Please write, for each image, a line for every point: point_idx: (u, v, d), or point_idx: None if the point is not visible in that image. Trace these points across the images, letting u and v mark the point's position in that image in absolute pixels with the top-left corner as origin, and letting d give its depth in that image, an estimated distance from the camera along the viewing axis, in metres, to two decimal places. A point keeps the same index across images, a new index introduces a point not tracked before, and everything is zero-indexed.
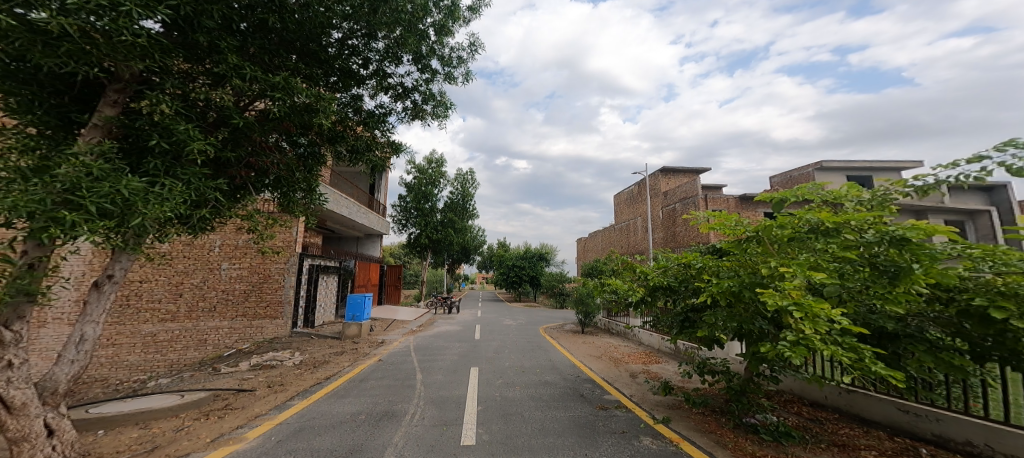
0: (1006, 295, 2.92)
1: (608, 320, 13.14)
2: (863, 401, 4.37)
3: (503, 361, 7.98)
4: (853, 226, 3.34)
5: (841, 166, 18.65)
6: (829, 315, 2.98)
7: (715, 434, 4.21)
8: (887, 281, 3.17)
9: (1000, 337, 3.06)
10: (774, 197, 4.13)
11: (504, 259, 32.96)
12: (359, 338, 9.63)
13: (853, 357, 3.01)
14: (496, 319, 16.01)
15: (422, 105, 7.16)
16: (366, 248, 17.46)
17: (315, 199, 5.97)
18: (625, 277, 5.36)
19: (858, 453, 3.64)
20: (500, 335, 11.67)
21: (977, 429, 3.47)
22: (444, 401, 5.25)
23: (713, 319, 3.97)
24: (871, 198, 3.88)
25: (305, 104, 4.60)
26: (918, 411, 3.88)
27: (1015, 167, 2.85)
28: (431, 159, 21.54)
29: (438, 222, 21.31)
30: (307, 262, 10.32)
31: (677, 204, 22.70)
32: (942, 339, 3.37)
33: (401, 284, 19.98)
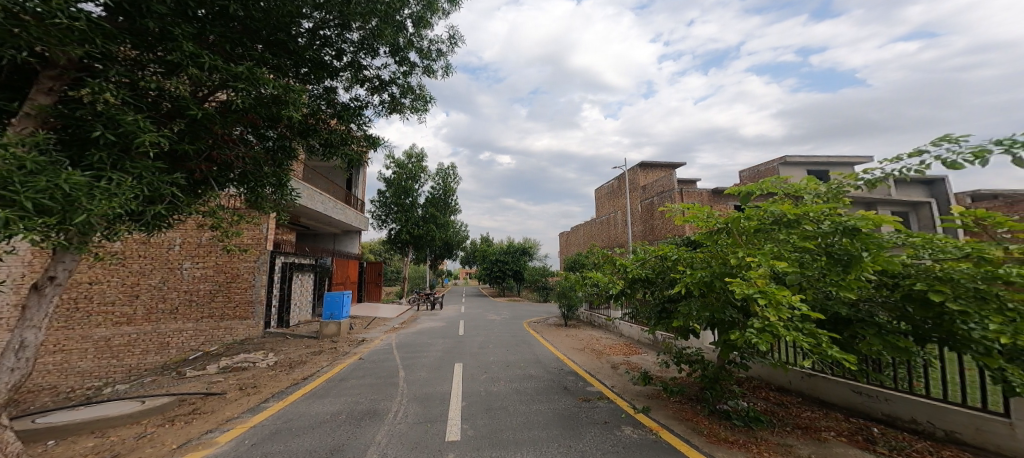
0: (944, 280, 3.17)
1: (590, 313, 13.39)
2: (823, 384, 4.66)
3: (487, 356, 7.99)
4: (811, 218, 3.55)
5: (802, 161, 19.73)
6: (790, 302, 3.14)
7: (691, 422, 4.37)
8: (840, 270, 3.36)
9: (939, 320, 3.30)
10: (741, 190, 4.29)
11: (488, 255, 32.96)
12: (338, 337, 9.44)
13: (812, 343, 3.20)
14: (480, 314, 16.00)
15: (399, 99, 7.03)
16: (343, 244, 17.16)
17: (289, 196, 5.77)
18: (606, 270, 5.45)
19: (819, 435, 3.86)
20: (484, 330, 11.69)
21: (920, 407, 3.75)
22: (427, 398, 5.23)
23: (687, 309, 4.12)
24: (827, 191, 4.12)
25: (272, 96, 4.44)
26: (870, 392, 4.17)
27: (948, 161, 3.08)
28: (411, 154, 21.19)
29: (420, 218, 20.97)
30: (280, 260, 10.03)
31: (655, 197, 23.21)
32: (889, 323, 3.62)
33: (381, 281, 19.68)
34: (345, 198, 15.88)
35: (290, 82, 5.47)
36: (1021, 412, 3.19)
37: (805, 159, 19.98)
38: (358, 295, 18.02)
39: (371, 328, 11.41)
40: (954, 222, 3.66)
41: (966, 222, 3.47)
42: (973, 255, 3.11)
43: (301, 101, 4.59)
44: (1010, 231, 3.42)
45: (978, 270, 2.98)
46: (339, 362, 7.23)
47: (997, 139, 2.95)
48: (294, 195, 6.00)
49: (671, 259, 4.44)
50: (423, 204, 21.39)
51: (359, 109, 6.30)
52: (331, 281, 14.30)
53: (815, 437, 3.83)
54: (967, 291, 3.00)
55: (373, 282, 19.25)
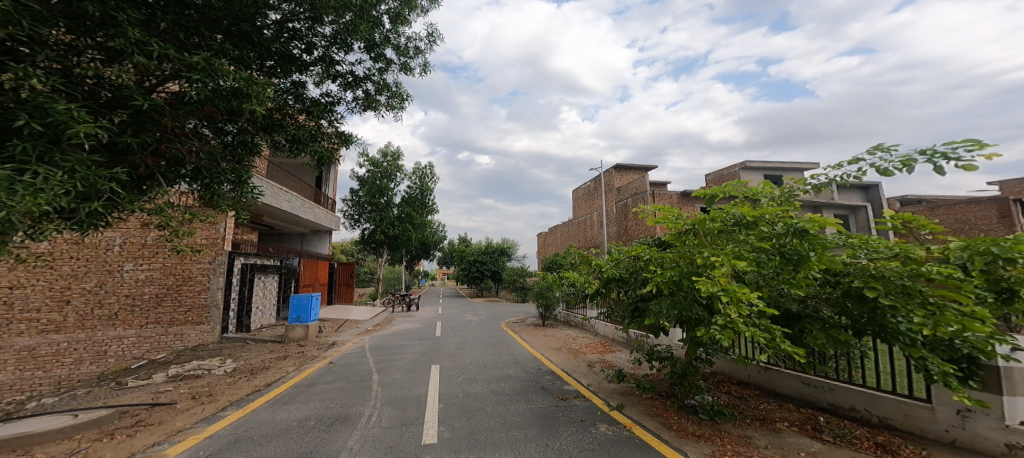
0: (877, 278, 3.43)
1: (567, 313, 13.56)
2: (777, 377, 4.95)
3: (464, 357, 7.92)
4: (767, 219, 3.79)
5: (760, 166, 20.92)
6: (749, 298, 3.33)
7: (661, 417, 4.52)
8: (791, 268, 3.60)
9: (872, 314, 3.57)
10: (707, 194, 4.49)
11: (465, 256, 32.71)
12: (305, 341, 9.06)
13: (767, 337, 3.40)
14: (458, 315, 15.84)
15: (374, 96, 6.86)
16: (312, 245, 16.52)
17: (251, 194, 5.48)
18: (582, 271, 5.52)
19: (775, 426, 4.09)
20: (461, 331, 11.59)
21: (858, 395, 4.06)
22: (402, 401, 5.11)
23: (658, 308, 4.26)
24: (780, 195, 4.40)
25: (232, 89, 4.18)
26: (817, 383, 4.47)
27: (881, 169, 3.35)
28: (386, 152, 20.67)
29: (395, 218, 20.47)
30: (239, 261, 9.57)
31: (629, 199, 23.91)
32: (832, 318, 3.88)
33: (354, 282, 18.88)
34: (313, 197, 15.30)
35: (255, 74, 5.22)
36: (941, 397, 3.50)
37: (765, 164, 21.21)
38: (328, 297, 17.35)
39: (341, 331, 11.04)
40: (886, 225, 4.01)
41: (896, 225, 3.79)
42: (901, 255, 3.41)
43: (264, 94, 4.39)
44: (931, 233, 3.76)
45: (905, 269, 3.26)
46: (306, 367, 6.96)
47: (922, 149, 3.23)
48: (256, 192, 5.69)
49: (642, 260, 4.58)
50: (398, 204, 20.88)
51: (330, 105, 6.11)
52: (298, 282, 13.70)
53: (771, 428, 4.06)
54: (896, 287, 3.27)
55: (344, 283, 18.56)
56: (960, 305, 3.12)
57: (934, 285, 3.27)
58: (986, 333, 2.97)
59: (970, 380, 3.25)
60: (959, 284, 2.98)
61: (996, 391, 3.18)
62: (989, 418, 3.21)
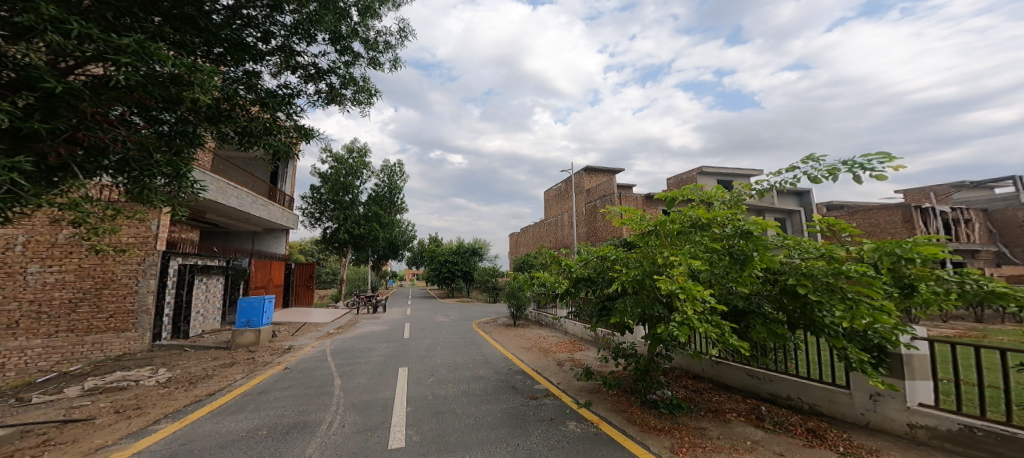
0: (807, 276, 3.69)
1: (538, 312, 13.67)
2: (726, 370, 5.26)
3: (434, 358, 7.79)
4: (719, 222, 3.97)
5: (716, 172, 22.21)
6: (703, 295, 3.52)
7: (627, 413, 4.67)
8: (738, 268, 3.83)
9: (802, 309, 3.88)
10: (668, 197, 4.69)
11: (435, 255, 32.19)
12: (256, 346, 8.52)
13: (718, 332, 3.60)
14: (427, 317, 15.53)
15: (339, 90, 6.59)
16: (267, 244, 15.58)
17: (192, 189, 5.05)
18: (553, 271, 5.56)
19: (725, 417, 4.33)
20: (430, 332, 11.38)
21: (792, 385, 4.40)
22: (367, 406, 4.94)
23: (623, 306, 4.38)
24: (730, 198, 4.67)
25: (171, 75, 3.87)
26: (758, 374, 4.80)
27: (812, 177, 3.64)
28: (352, 148, 19.79)
29: (361, 217, 19.74)
30: (174, 262, 8.76)
31: (598, 201, 24.59)
32: (772, 313, 4.14)
33: (314, 284, 17.90)
34: (268, 193, 14.37)
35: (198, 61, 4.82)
36: (857, 383, 3.86)
37: (721, 170, 22.51)
38: (284, 299, 16.47)
39: (298, 335, 10.49)
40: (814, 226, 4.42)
41: (822, 228, 4.15)
42: (826, 254, 3.75)
43: (209, 83, 4.11)
44: (850, 235, 4.15)
45: (829, 267, 3.55)
46: (258, 373, 6.57)
47: (844, 160, 3.54)
48: (197, 188, 5.23)
49: (609, 260, 4.70)
50: (364, 202, 20.11)
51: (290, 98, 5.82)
52: (248, 285, 12.85)
53: (722, 419, 4.30)
54: (822, 284, 3.56)
55: (303, 285, 17.62)
56: (870, 299, 3.45)
57: (852, 282, 3.58)
58: (891, 325, 3.32)
59: (879, 367, 3.60)
60: (872, 281, 3.30)
61: (899, 376, 3.54)
62: (895, 401, 3.56)
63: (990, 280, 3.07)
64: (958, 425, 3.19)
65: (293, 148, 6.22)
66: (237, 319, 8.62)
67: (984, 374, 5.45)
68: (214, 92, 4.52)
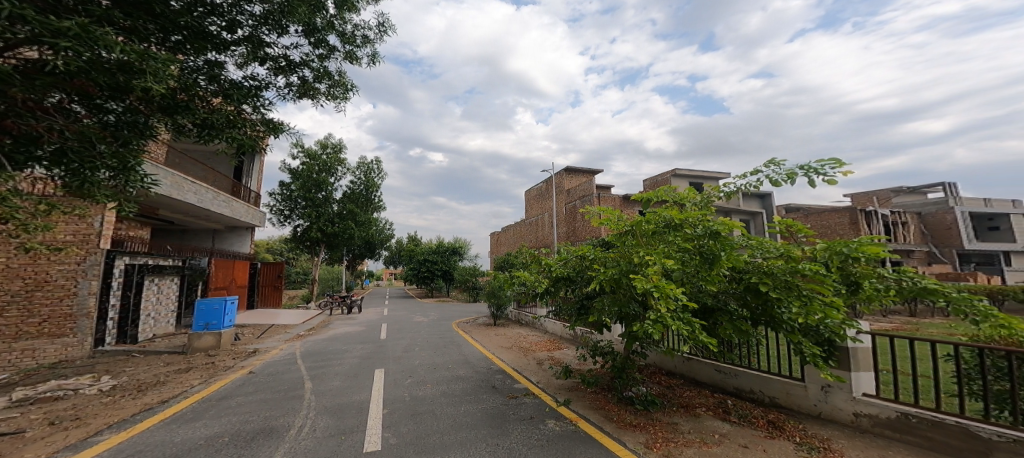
0: (768, 274, 3.85)
1: (518, 312, 13.72)
2: (696, 366, 5.46)
3: (412, 359, 7.69)
4: (690, 222, 4.11)
5: (690, 174, 22.95)
6: (675, 293, 3.64)
7: (604, 410, 4.76)
8: (707, 266, 3.98)
9: (763, 306, 4.05)
10: (643, 198, 4.82)
11: (414, 255, 31.73)
12: (216, 350, 8.16)
13: (689, 329, 3.73)
14: (405, 317, 15.28)
15: (313, 83, 6.40)
16: (227, 242, 14.98)
17: (141, 184, 4.76)
18: (533, 270, 5.60)
19: (695, 411, 4.48)
20: (409, 332, 11.23)
21: (755, 379, 4.62)
22: (340, 409, 4.82)
23: (600, 305, 4.47)
24: (700, 200, 4.84)
25: (118, 62, 3.67)
26: (725, 369, 5.00)
27: (772, 180, 3.83)
28: (325, 144, 19.28)
29: (335, 215, 19.22)
30: (122, 262, 8.38)
31: (578, 201, 24.93)
32: (737, 310, 4.25)
33: (281, 285, 17.04)
34: (232, 189, 13.68)
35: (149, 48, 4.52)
36: (810, 376, 4.08)
37: (694, 173, 23.25)
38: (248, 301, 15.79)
39: (265, 337, 10.11)
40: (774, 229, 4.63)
41: (779, 229, 4.36)
42: (784, 254, 3.94)
43: (163, 71, 3.89)
44: (805, 236, 4.40)
45: (787, 266, 3.74)
46: (217, 378, 6.30)
47: (802, 164, 3.75)
48: (147, 183, 4.93)
49: (588, 259, 4.79)
50: (339, 200, 19.60)
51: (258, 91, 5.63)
52: (207, 285, 12.36)
53: (692, 413, 4.45)
54: (781, 282, 3.72)
55: (270, 285, 16.86)
56: (823, 296, 3.66)
57: (806, 279, 3.78)
58: (839, 320, 3.56)
59: (829, 360, 3.84)
60: (823, 278, 3.52)
61: (846, 368, 3.77)
62: (844, 392, 3.78)
63: (923, 277, 3.36)
64: (897, 414, 3.41)
65: (259, 142, 5.96)
66: (195, 322, 8.13)
67: (934, 368, 5.84)
68: (169, 81, 4.29)
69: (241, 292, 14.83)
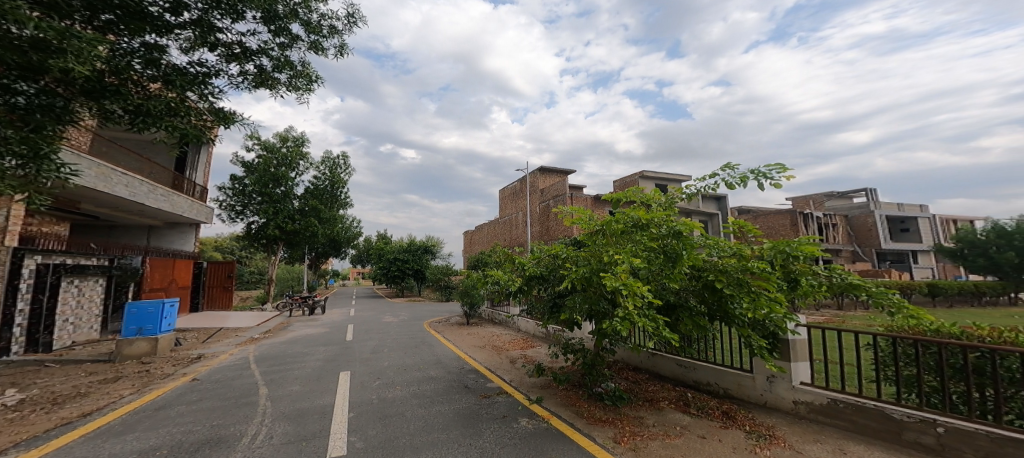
0: (723, 273, 4.06)
1: (492, 310, 13.73)
2: (659, 361, 5.69)
3: (380, 361, 7.55)
4: (656, 222, 4.27)
5: (658, 176, 23.80)
6: (642, 291, 3.76)
7: (575, 406, 4.88)
8: (671, 265, 4.14)
9: (718, 303, 4.24)
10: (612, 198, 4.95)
11: (385, 253, 31.01)
12: (153, 357, 7.60)
13: (654, 326, 3.87)
14: (375, 317, 14.92)
15: (271, 73, 6.16)
16: (166, 240, 14.15)
17: (59, 175, 4.14)
18: (507, 269, 5.60)
19: (659, 405, 4.67)
20: (378, 333, 10.98)
21: (712, 372, 4.87)
22: (301, 414, 4.65)
23: (572, 303, 4.54)
24: (664, 201, 5.01)
25: (33, 40, 3.43)
26: (686, 363, 5.24)
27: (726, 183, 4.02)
28: (285, 137, 18.49)
29: (295, 211, 18.43)
30: (31, 262, 7.70)
31: (552, 201, 25.26)
32: (695, 305, 4.36)
33: (231, 284, 16.41)
34: (172, 182, 12.80)
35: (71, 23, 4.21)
36: (758, 367, 4.36)
37: (659, 174, 24.13)
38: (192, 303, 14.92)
39: (214, 342, 9.54)
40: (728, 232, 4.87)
41: (731, 230, 4.61)
42: (737, 253, 4.16)
43: (88, 52, 3.61)
44: (755, 236, 4.67)
45: (739, 264, 3.96)
46: (153, 388, 5.87)
47: (753, 169, 3.96)
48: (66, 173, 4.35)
49: (561, 258, 4.89)
50: (301, 196, 18.82)
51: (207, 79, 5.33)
52: (142, 286, 11.59)
53: (656, 407, 4.63)
54: (733, 280, 3.95)
55: (218, 286, 16.17)
56: (769, 292, 3.91)
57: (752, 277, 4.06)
58: (782, 314, 3.83)
59: (773, 352, 4.12)
60: (769, 276, 3.75)
61: (787, 358, 4.08)
62: (785, 381, 4.08)
63: (849, 273, 3.76)
64: (828, 399, 3.71)
65: (207, 132, 5.70)
66: (125, 326, 7.56)
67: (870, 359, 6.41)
68: (95, 62, 4.00)
69: (184, 293, 14.02)
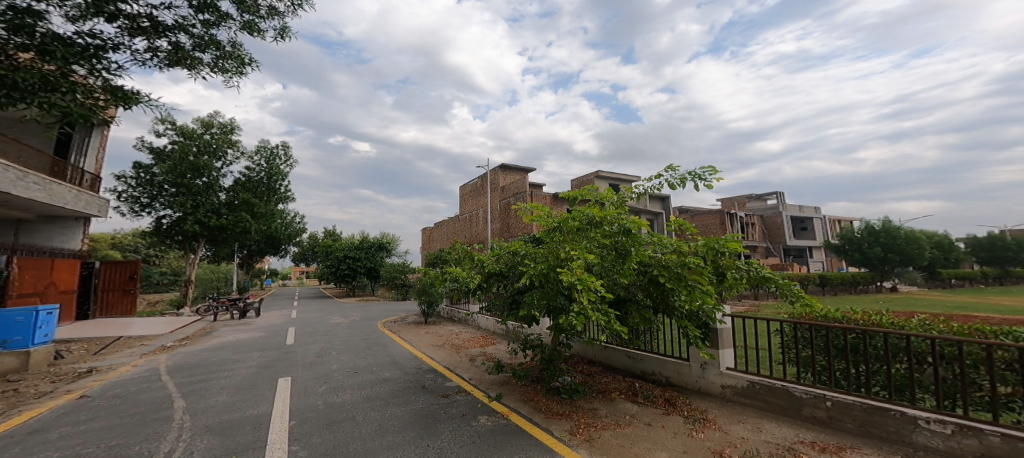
0: (665, 269, 4.26)
1: (450, 309, 13.66)
2: (612, 353, 5.97)
3: (327, 365, 7.26)
4: (609, 220, 4.47)
5: (612, 176, 24.81)
6: (595, 286, 3.92)
7: (534, 402, 5.00)
8: (620, 261, 4.37)
9: (660, 297, 4.49)
10: (570, 195, 5.12)
11: (334, 250, 29.62)
12: (26, 374, 6.39)
13: (606, 319, 4.04)
14: (322, 319, 14.24)
15: (191, 52, 5.72)
16: (52, 238, 12.08)
17: None
18: (466, 266, 5.63)
19: (611, 396, 4.91)
20: (324, 336, 10.50)
21: (657, 362, 5.19)
22: (231, 426, 4.33)
23: (530, 299, 4.62)
24: (616, 200, 5.23)
25: None
26: (635, 354, 5.54)
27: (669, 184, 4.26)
28: (210, 123, 17.08)
29: (221, 205, 16.97)
30: None
31: (512, 198, 25.49)
32: (641, 298, 4.58)
33: (132, 287, 14.24)
34: (48, 168, 10.68)
35: None
36: (693, 355, 4.72)
37: (614, 174, 25.10)
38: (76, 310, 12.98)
39: (107, 354, 8.32)
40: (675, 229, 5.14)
41: (672, 229, 4.95)
42: (676, 248, 4.41)
43: None
44: (692, 234, 5.06)
45: (678, 259, 4.21)
46: (24, 409, 4.84)
47: (692, 171, 4.22)
48: None
49: (520, 255, 4.97)
50: (229, 188, 17.58)
51: (99, 52, 5.15)
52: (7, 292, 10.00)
53: (609, 398, 4.87)
54: (672, 274, 4.17)
55: (117, 289, 13.99)
56: (702, 285, 4.23)
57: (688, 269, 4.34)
58: (712, 305, 4.17)
59: (705, 341, 4.47)
60: (699, 270, 4.08)
61: (716, 346, 4.46)
62: (715, 367, 4.45)
63: (762, 267, 4.17)
64: (747, 382, 4.11)
65: (99, 110, 5.51)
66: None
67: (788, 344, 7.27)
68: None
69: (67, 299, 12.17)
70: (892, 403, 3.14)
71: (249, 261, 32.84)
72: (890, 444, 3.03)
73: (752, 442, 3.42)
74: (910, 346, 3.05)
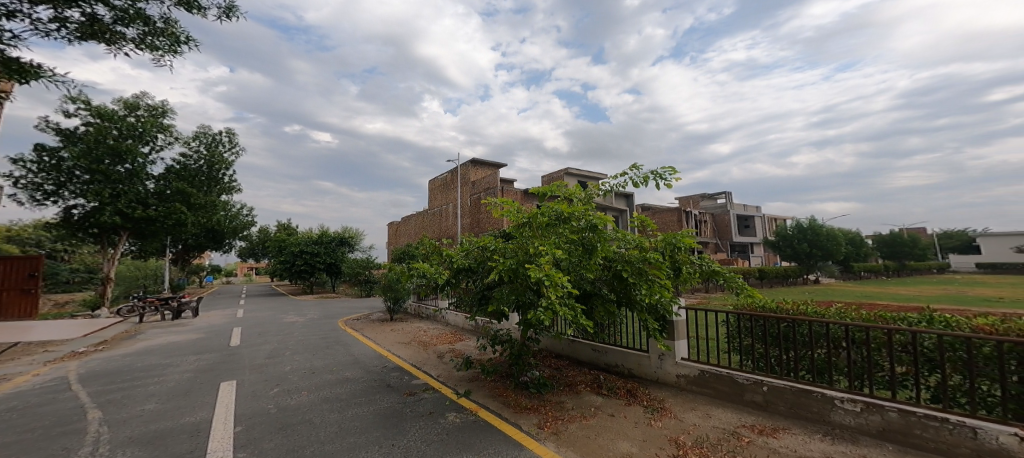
0: (628, 264, 4.29)
1: (417, 305, 13.35)
2: (578, 347, 6.01)
3: (278, 367, 6.87)
4: (575, 217, 4.48)
5: (582, 173, 25.17)
6: (562, 281, 3.88)
7: (502, 397, 4.95)
8: (586, 257, 4.37)
9: (621, 292, 4.52)
10: (540, 191, 5.08)
11: (291, 244, 28.19)
12: None
13: (572, 314, 4.02)
14: (276, 318, 13.47)
15: (111, 25, 5.19)
16: None
17: None
18: (433, 261, 5.47)
19: (577, 389, 4.94)
20: (277, 336, 9.94)
21: (620, 354, 5.26)
22: (161, 436, 3.98)
23: (499, 295, 4.54)
24: (583, 196, 5.25)
25: None
26: (600, 347, 5.61)
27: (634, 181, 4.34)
28: (136, 105, 15.83)
29: (149, 195, 15.58)
30: None
31: (483, 193, 25.30)
32: (606, 293, 4.59)
33: (33, 286, 12.21)
34: None
35: None
36: (652, 347, 4.84)
37: (583, 171, 25.46)
38: None
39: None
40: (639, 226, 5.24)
41: (636, 225, 5.05)
42: (638, 244, 4.46)
43: None
44: (653, 231, 5.16)
45: (638, 255, 4.28)
46: None
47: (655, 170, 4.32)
48: None
49: (488, 250, 4.86)
50: (158, 177, 16.22)
51: None
52: None
53: (575, 391, 4.89)
54: (633, 268, 4.22)
55: (13, 289, 12.01)
56: (660, 278, 4.33)
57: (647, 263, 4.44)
58: (669, 298, 4.28)
59: (664, 334, 4.57)
60: (657, 265, 4.18)
61: (672, 337, 4.58)
62: (670, 358, 4.57)
63: (712, 261, 4.37)
64: (698, 371, 4.25)
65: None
66: None
67: None
68: None
69: None
70: (815, 385, 3.34)
71: (188, 256, 30.40)
72: (812, 424, 3.23)
73: (702, 428, 3.52)
74: (827, 332, 3.29)
